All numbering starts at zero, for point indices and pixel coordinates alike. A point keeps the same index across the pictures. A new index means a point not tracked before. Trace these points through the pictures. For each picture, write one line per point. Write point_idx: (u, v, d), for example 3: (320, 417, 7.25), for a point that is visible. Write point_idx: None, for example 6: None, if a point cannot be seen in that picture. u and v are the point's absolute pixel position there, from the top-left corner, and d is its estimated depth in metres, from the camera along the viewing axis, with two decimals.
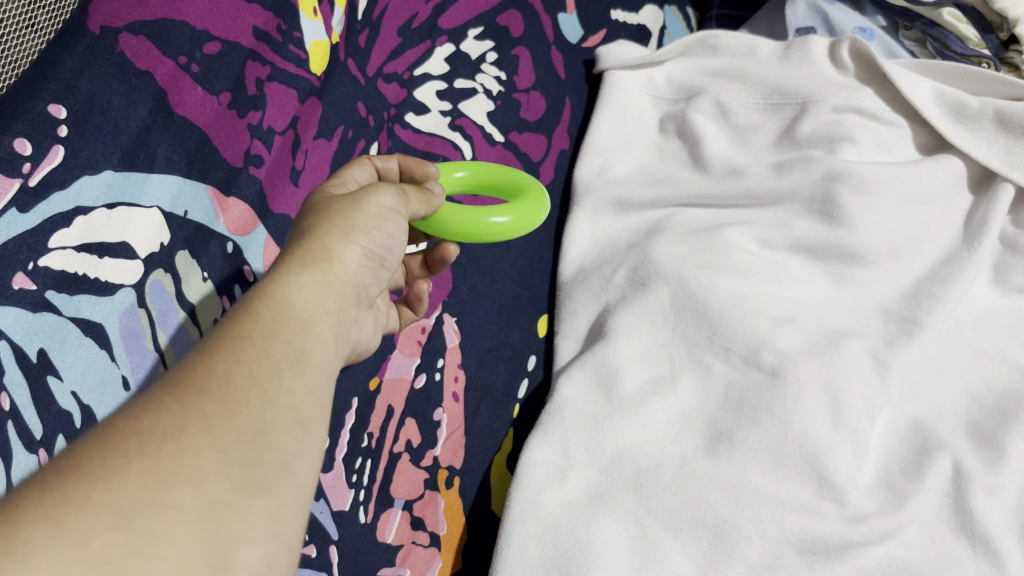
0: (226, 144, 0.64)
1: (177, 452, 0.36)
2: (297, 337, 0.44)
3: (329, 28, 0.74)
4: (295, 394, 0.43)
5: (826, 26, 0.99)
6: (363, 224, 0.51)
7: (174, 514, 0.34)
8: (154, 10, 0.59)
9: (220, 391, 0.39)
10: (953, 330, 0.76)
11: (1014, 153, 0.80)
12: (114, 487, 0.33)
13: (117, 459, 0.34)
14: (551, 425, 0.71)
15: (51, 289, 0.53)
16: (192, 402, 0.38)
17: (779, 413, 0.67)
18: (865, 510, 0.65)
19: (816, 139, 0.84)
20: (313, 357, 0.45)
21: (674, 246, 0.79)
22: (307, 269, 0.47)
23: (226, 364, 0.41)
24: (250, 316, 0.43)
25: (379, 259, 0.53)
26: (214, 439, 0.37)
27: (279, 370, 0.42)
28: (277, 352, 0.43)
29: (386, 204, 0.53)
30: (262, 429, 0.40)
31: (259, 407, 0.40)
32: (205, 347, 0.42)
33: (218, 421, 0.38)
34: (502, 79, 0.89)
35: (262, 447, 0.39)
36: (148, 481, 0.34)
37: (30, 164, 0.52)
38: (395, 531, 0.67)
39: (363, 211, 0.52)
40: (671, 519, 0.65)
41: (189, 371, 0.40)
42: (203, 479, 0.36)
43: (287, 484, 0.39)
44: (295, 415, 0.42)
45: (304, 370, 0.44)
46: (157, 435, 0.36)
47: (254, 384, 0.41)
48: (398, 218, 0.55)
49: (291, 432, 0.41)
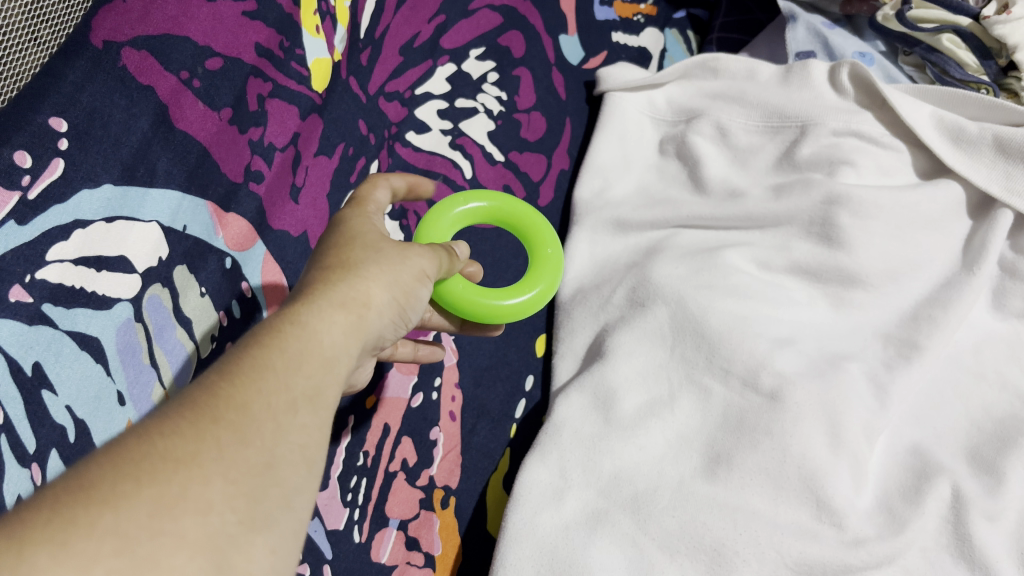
0: (226, 159, 0.64)
1: (188, 480, 0.35)
2: (318, 374, 0.44)
3: (331, 46, 0.74)
4: (307, 431, 0.42)
5: (826, 50, 1.00)
6: (401, 278, 0.53)
7: (178, 544, 0.33)
8: (156, 26, 0.60)
9: (236, 420, 0.39)
10: (953, 355, 0.76)
11: (1013, 179, 0.80)
12: (121, 512, 0.33)
13: (127, 483, 0.34)
14: (549, 445, 0.71)
15: (47, 302, 0.52)
16: (207, 430, 0.38)
17: (777, 436, 0.67)
18: (864, 535, 0.64)
19: (816, 163, 0.84)
20: (329, 398, 0.45)
21: (673, 267, 0.79)
22: (338, 308, 0.47)
23: (244, 393, 0.40)
24: (274, 344, 0.43)
25: (404, 311, 0.54)
26: (224, 470, 0.37)
27: (296, 406, 0.42)
28: (296, 387, 0.43)
29: (425, 270, 0.55)
30: (273, 463, 0.39)
31: (271, 439, 0.40)
32: (225, 369, 0.42)
33: (230, 451, 0.38)
34: (502, 99, 0.89)
35: (269, 482, 0.39)
36: (156, 509, 0.34)
37: (30, 177, 0.52)
38: (389, 551, 0.67)
39: (405, 268, 0.53)
40: (669, 542, 0.64)
41: (206, 394, 0.39)
42: (209, 510, 0.35)
43: (288, 520, 0.39)
44: (303, 452, 0.41)
45: (319, 409, 0.44)
46: (169, 462, 0.35)
47: (269, 417, 0.40)
48: (428, 284, 0.56)
49: (298, 468, 0.41)
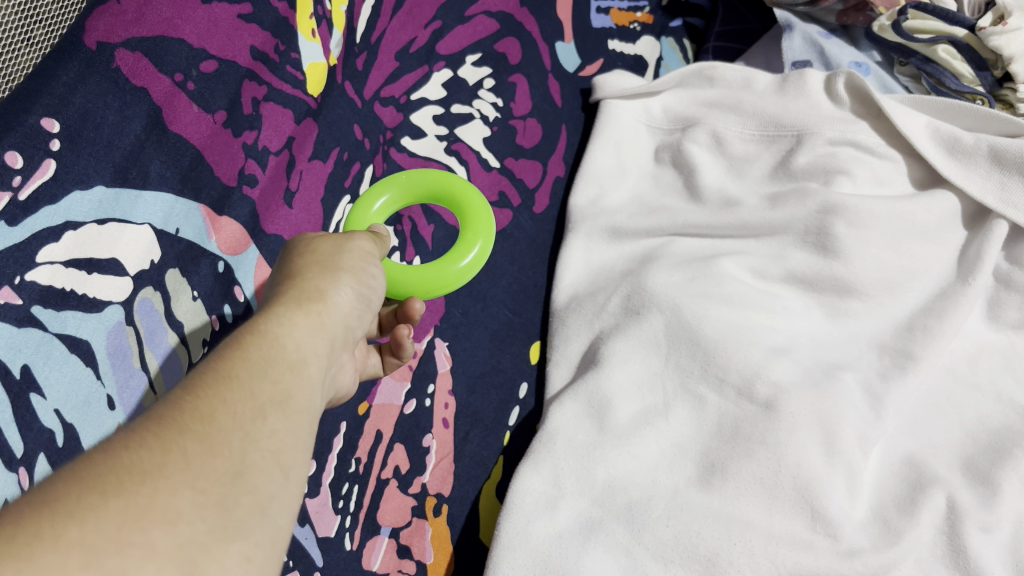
0: (220, 163, 0.64)
1: (155, 491, 0.35)
2: (286, 379, 0.44)
3: (327, 51, 0.74)
4: (278, 436, 0.41)
5: (823, 60, 1.01)
6: (352, 269, 0.53)
7: (148, 554, 0.32)
8: (151, 28, 0.60)
9: (203, 431, 0.38)
10: (948, 365, 0.75)
11: (1009, 190, 0.80)
12: (87, 525, 0.32)
13: (93, 496, 0.33)
14: (543, 454, 0.70)
15: (37, 304, 0.52)
16: (172, 442, 0.37)
17: (772, 445, 0.66)
18: (859, 546, 0.64)
19: (811, 172, 0.84)
20: (299, 400, 0.44)
21: (669, 274, 0.78)
22: (301, 309, 0.47)
23: (210, 403, 0.40)
24: (238, 352, 0.43)
25: (366, 301, 0.53)
26: (192, 479, 0.36)
27: (264, 412, 0.41)
28: (262, 394, 0.42)
29: (368, 254, 0.55)
30: (243, 470, 0.38)
31: (240, 448, 0.39)
32: (189, 381, 0.41)
33: (197, 461, 0.37)
34: (498, 106, 0.89)
35: (240, 490, 0.38)
36: (122, 520, 0.33)
37: (21, 178, 0.52)
38: (381, 559, 0.66)
39: (350, 258, 0.53)
40: (663, 551, 0.64)
41: (173, 408, 0.39)
42: (177, 521, 0.34)
43: (264, 528, 0.38)
44: (276, 457, 0.40)
45: (290, 413, 0.43)
46: (134, 473, 0.35)
47: (236, 424, 0.40)
48: (378, 269, 0.56)
49: (272, 473, 0.40)
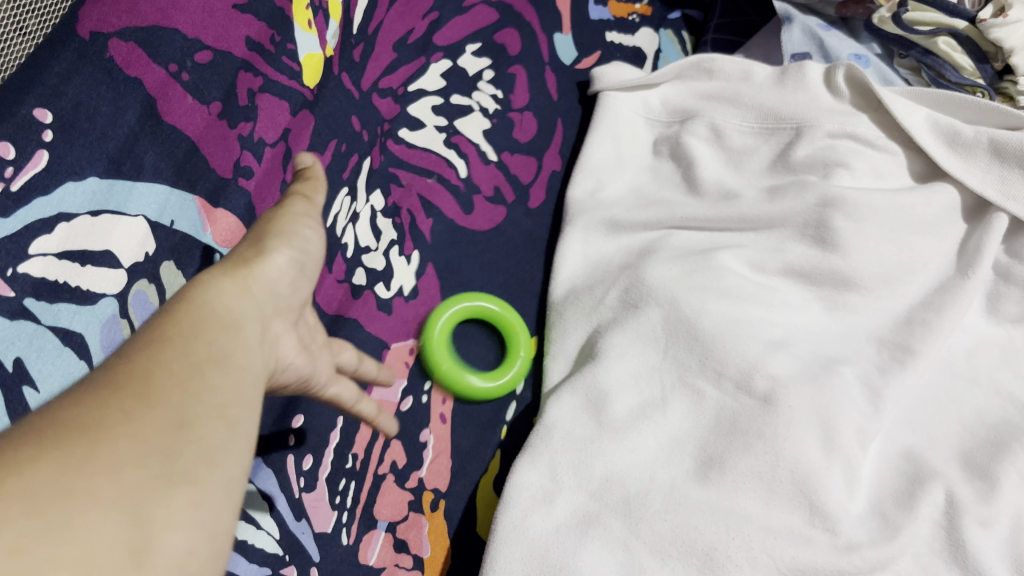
0: (215, 154, 0.63)
1: (94, 442, 0.34)
2: (221, 338, 0.43)
3: (324, 41, 0.72)
4: (220, 390, 0.41)
5: (822, 52, 1.00)
6: (282, 234, 0.52)
7: (93, 501, 0.32)
8: (145, 17, 0.58)
9: (140, 386, 0.38)
10: (947, 359, 0.75)
11: (1008, 182, 0.80)
12: (27, 475, 0.32)
13: (30, 450, 0.33)
14: (540, 447, 0.70)
15: (29, 296, 0.52)
16: (108, 399, 0.37)
17: (771, 439, 0.66)
18: (857, 539, 0.64)
19: (810, 165, 0.84)
20: (239, 357, 0.43)
21: (666, 268, 0.78)
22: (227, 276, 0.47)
23: (145, 362, 0.39)
24: (170, 317, 0.42)
25: (302, 262, 0.53)
26: (133, 432, 0.36)
27: (202, 368, 0.41)
28: (200, 352, 0.41)
29: (302, 214, 0.54)
30: (185, 422, 0.38)
31: (180, 401, 0.39)
32: (123, 348, 0.41)
33: (135, 414, 0.37)
34: (497, 97, 0.90)
35: (184, 440, 0.37)
36: (62, 471, 0.33)
37: (12, 168, 0.51)
38: (377, 553, 0.66)
39: (280, 223, 0.53)
40: (660, 545, 0.64)
41: (109, 370, 0.38)
42: (120, 470, 0.34)
43: (211, 476, 0.38)
44: (220, 410, 0.40)
45: (231, 368, 0.42)
46: (71, 428, 0.34)
47: (174, 379, 0.39)
48: (315, 229, 0.55)
49: (216, 424, 0.40)
